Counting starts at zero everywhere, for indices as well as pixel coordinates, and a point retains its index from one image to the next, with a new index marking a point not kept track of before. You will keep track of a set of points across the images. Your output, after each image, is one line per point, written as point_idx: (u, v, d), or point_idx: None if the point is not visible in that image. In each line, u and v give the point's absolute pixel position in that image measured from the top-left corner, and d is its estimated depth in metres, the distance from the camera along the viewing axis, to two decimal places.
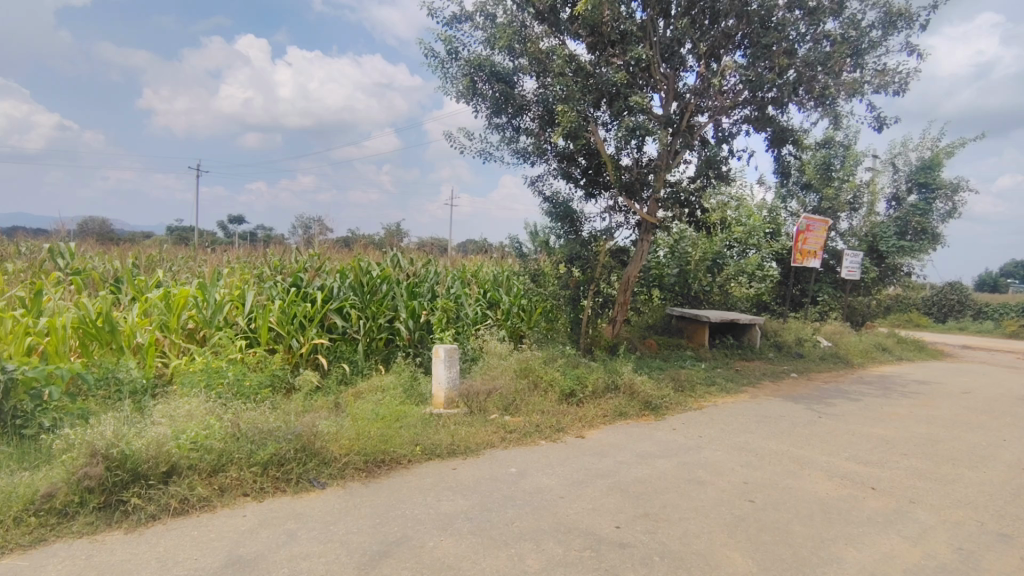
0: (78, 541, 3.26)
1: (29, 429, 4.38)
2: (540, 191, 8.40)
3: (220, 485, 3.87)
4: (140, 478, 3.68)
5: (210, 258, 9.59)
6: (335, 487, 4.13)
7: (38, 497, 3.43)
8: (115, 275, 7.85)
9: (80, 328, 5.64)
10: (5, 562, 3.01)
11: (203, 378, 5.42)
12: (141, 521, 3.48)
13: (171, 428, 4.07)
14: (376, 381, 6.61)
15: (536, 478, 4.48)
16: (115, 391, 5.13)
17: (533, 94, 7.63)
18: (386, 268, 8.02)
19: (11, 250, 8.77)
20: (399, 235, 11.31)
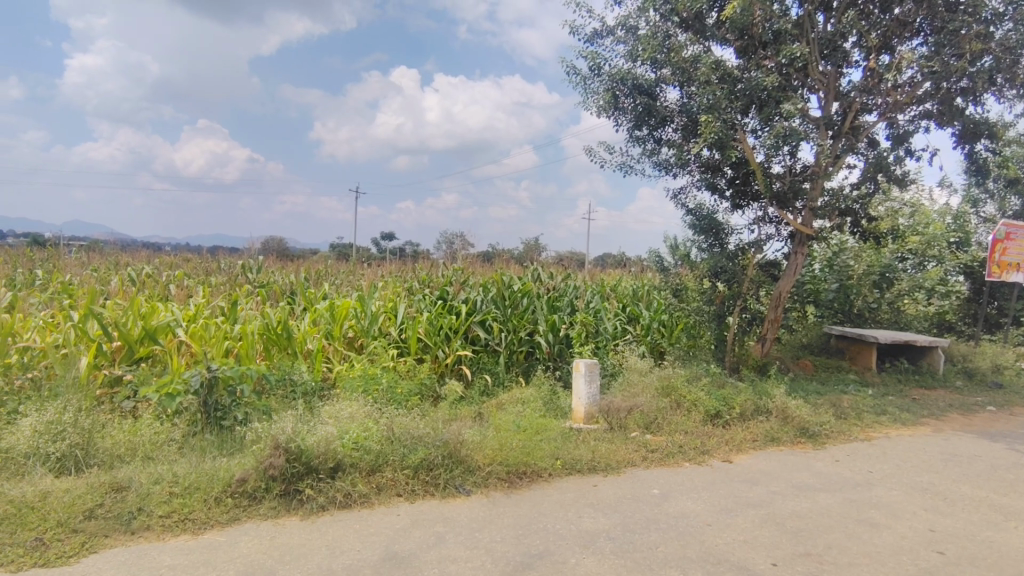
0: (263, 523, 3.70)
1: (227, 421, 5.07)
2: (682, 203, 8.09)
3: (378, 483, 4.19)
4: (313, 471, 4.09)
5: (367, 272, 10.48)
6: (480, 495, 4.28)
7: (234, 480, 3.95)
8: (291, 289, 8.87)
9: (264, 334, 6.42)
10: (209, 536, 3.50)
11: (362, 384, 5.91)
12: (314, 510, 3.88)
13: (337, 428, 4.48)
14: (517, 393, 6.77)
15: (680, 501, 4.28)
16: (290, 391, 5.76)
17: (676, 104, 7.40)
18: (528, 283, 8.25)
19: (212, 265, 10.26)
20: (537, 249, 11.52)
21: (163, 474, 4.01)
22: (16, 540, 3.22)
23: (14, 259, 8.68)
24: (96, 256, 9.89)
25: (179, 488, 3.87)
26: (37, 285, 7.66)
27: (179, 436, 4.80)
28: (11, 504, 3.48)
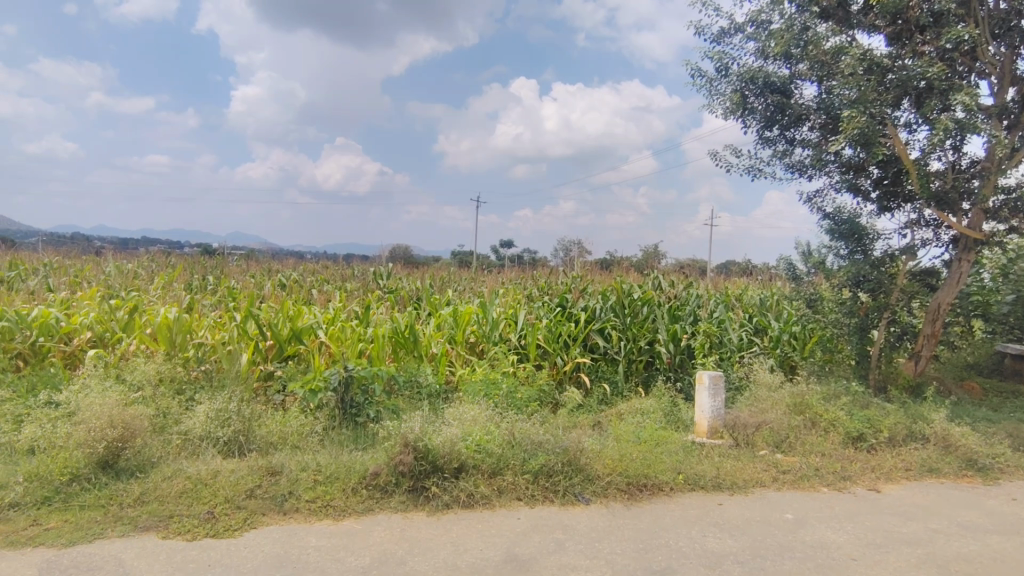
0: (394, 515, 3.94)
1: (361, 418, 5.47)
2: (819, 206, 7.49)
3: (499, 486, 4.29)
4: (438, 470, 4.28)
5: (487, 279, 10.80)
6: (599, 504, 4.24)
7: (368, 473, 4.24)
8: (417, 295, 9.36)
9: (393, 337, 6.83)
10: (347, 523, 3.79)
11: (483, 389, 6.08)
12: (439, 507, 4.06)
13: (461, 430, 4.65)
14: (636, 403, 6.62)
15: (818, 530, 3.95)
16: (416, 393, 6.04)
17: (813, 101, 6.89)
18: (648, 291, 8.06)
19: (348, 272, 11.10)
20: (656, 257, 11.22)
21: (309, 463, 4.41)
22: (192, 512, 3.69)
23: (189, 266, 9.95)
24: (253, 263, 11.10)
25: (321, 476, 4.23)
26: (207, 289, 8.74)
27: (321, 429, 5.24)
28: (189, 480, 4.00)
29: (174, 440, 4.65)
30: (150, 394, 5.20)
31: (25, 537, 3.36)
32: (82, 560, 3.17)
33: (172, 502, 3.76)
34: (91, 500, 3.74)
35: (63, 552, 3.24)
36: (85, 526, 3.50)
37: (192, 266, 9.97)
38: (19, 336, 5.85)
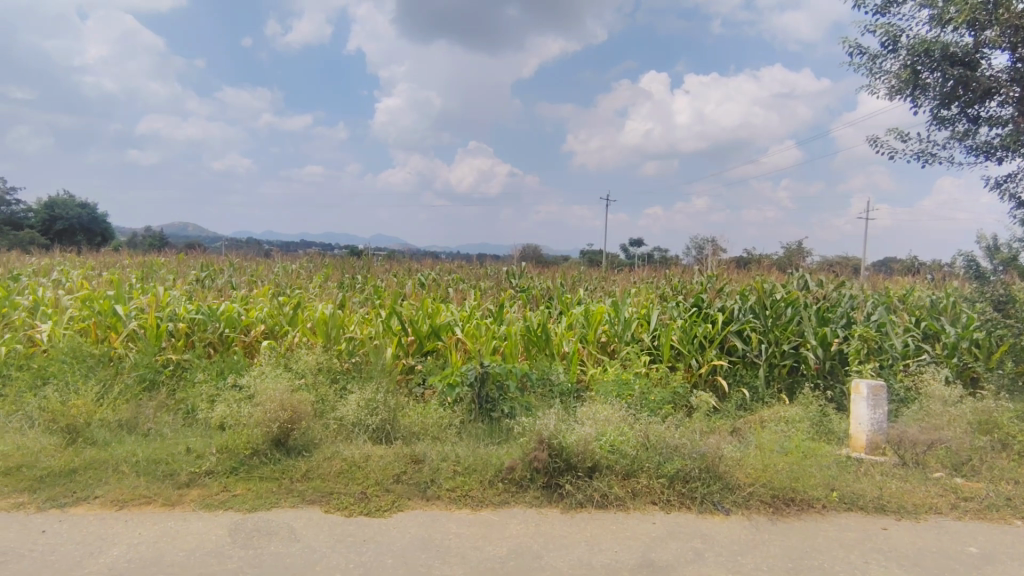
0: (529, 509, 4.02)
1: (495, 412, 5.64)
2: (1012, 193, 6.44)
3: (633, 489, 4.21)
4: (572, 468, 4.30)
5: (617, 279, 10.64)
6: (741, 516, 3.99)
7: (505, 467, 4.37)
8: (548, 293, 9.45)
9: (526, 336, 6.96)
10: (485, 513, 3.94)
11: (615, 389, 5.99)
12: (573, 505, 4.07)
13: (595, 429, 4.62)
14: (781, 410, 6.14)
15: (1010, 569, 3.41)
16: (548, 390, 6.08)
17: (1005, 71, 5.96)
18: (794, 291, 7.49)
19: (482, 271, 11.49)
20: (802, 254, 10.34)
21: (449, 454, 4.64)
22: (348, 490, 4.05)
23: (341, 266, 10.87)
24: (395, 263, 11.88)
25: (461, 467, 4.43)
26: (357, 287, 9.51)
27: (458, 422, 5.50)
28: (345, 461, 4.39)
29: (332, 424, 5.10)
30: (312, 382, 5.76)
31: (218, 501, 3.89)
32: (262, 524, 3.61)
33: (333, 480, 4.15)
34: (268, 472, 4.24)
35: (247, 517, 3.70)
36: (263, 495, 3.97)
37: (344, 266, 10.89)
38: (210, 326, 6.67)
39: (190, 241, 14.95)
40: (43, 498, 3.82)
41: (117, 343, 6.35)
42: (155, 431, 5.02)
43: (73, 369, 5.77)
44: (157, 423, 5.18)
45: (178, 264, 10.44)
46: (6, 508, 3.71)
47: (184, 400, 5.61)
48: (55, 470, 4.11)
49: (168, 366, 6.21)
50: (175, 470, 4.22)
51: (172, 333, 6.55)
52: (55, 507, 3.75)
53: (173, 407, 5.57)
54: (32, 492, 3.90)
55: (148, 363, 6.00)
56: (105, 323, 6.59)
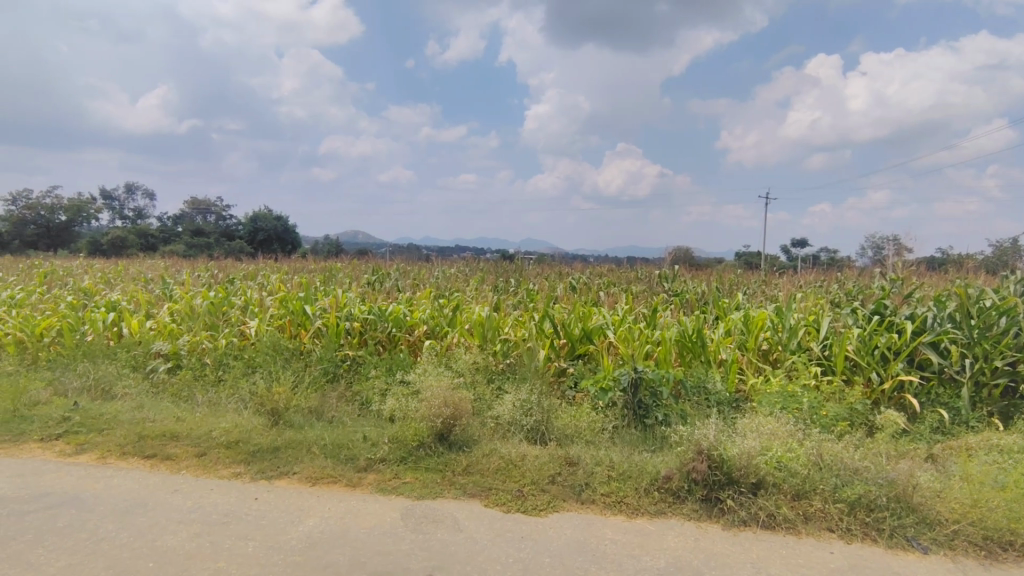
0: (688, 522, 3.86)
1: (649, 419, 5.50)
2: None
3: (805, 511, 3.85)
4: (734, 483, 4.06)
5: (780, 282, 9.82)
6: (943, 557, 3.47)
7: (661, 476, 4.24)
8: (704, 298, 9.01)
9: (680, 341, 6.69)
10: (640, 521, 3.85)
11: (780, 401, 5.53)
12: (735, 523, 3.83)
13: (760, 443, 4.31)
14: (993, 437, 5.23)
15: None
16: (704, 399, 5.77)
17: None
18: (1009, 298, 6.36)
19: (632, 275, 11.29)
20: (1019, 253, 8.75)
21: (603, 458, 4.61)
22: (506, 487, 4.20)
23: (495, 269, 11.32)
24: (545, 266, 12.11)
25: (615, 472, 4.39)
26: (511, 290, 9.85)
27: (611, 426, 5.43)
28: (503, 459, 4.56)
29: (489, 423, 5.32)
30: (471, 381, 6.06)
31: (391, 487, 4.26)
32: (429, 512, 3.88)
33: (492, 476, 4.34)
34: (433, 464, 4.55)
35: (417, 503, 4.01)
36: (429, 485, 4.27)
37: (497, 269, 11.33)
38: (380, 325, 7.30)
39: (362, 248, 16.54)
40: (254, 470, 4.47)
41: (306, 339, 7.21)
42: (337, 419, 5.62)
43: (274, 360, 6.67)
44: (339, 411, 5.80)
45: (354, 268, 11.60)
46: (228, 476, 4.40)
47: (361, 392, 6.23)
48: (263, 447, 4.78)
49: (347, 360, 6.93)
50: (355, 455, 4.69)
51: (349, 331, 7.26)
52: (264, 478, 4.37)
53: (352, 398, 6.20)
54: (246, 464, 4.57)
55: (331, 358, 6.74)
56: (297, 321, 7.51)
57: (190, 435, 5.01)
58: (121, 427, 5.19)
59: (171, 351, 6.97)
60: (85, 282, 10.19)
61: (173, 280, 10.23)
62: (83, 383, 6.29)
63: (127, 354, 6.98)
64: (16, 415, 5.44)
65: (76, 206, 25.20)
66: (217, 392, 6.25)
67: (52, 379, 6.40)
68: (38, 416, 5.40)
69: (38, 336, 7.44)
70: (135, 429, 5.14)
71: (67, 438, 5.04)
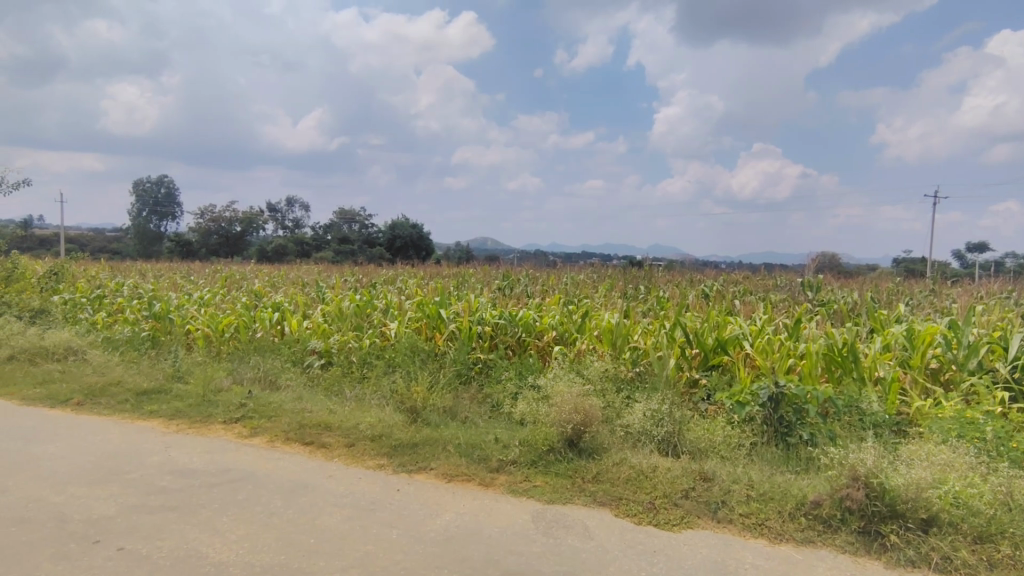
0: (841, 555, 3.51)
1: (793, 438, 5.08)
2: None
3: (989, 557, 3.35)
4: (898, 517, 3.65)
5: (953, 293, 8.63)
6: None
7: (808, 501, 3.91)
8: (858, 309, 8.19)
9: (828, 355, 6.12)
10: (786, 549, 3.57)
11: (955, 427, 4.86)
12: (901, 562, 3.42)
13: (931, 473, 3.82)
14: None
15: None
16: (858, 420, 5.20)
17: None
18: None
19: (771, 282, 10.56)
20: None
21: (742, 476, 4.35)
22: (637, 498, 4.11)
23: (623, 276, 11.15)
24: (675, 273, 11.69)
25: (755, 492, 4.12)
26: (640, 297, 9.63)
27: (749, 443, 5.10)
28: (633, 469, 4.47)
29: (619, 431, 5.23)
30: (600, 388, 6.00)
31: (522, 489, 4.35)
32: (560, 517, 3.91)
33: (622, 486, 4.27)
34: (563, 469, 4.57)
35: (547, 507, 4.05)
36: (559, 490, 4.29)
37: (625, 276, 11.15)
38: (510, 330, 7.49)
39: (492, 255, 17.07)
40: (396, 464, 4.78)
41: (441, 342, 7.57)
42: (470, 420, 5.85)
43: (412, 360, 7.09)
44: (472, 412, 6.04)
45: (485, 275, 12.01)
46: (374, 467, 4.75)
47: (492, 395, 6.44)
48: (404, 442, 5.10)
49: (478, 363, 7.20)
50: (487, 455, 4.85)
51: (481, 335, 7.52)
52: (405, 472, 4.66)
53: (483, 400, 6.41)
54: (390, 457, 4.91)
55: (464, 360, 7.04)
56: (432, 324, 7.91)
57: (341, 426, 5.47)
58: (285, 415, 5.81)
59: (324, 349, 7.67)
60: (255, 285, 11.55)
61: (326, 284, 11.27)
62: (255, 374, 7.13)
63: (289, 350, 7.80)
64: (204, 399, 6.31)
65: (249, 218, 28.69)
66: (363, 388, 6.77)
67: (230, 370, 7.32)
68: (221, 402, 6.21)
69: (220, 332, 8.56)
70: (297, 418, 5.72)
71: (243, 422, 5.74)
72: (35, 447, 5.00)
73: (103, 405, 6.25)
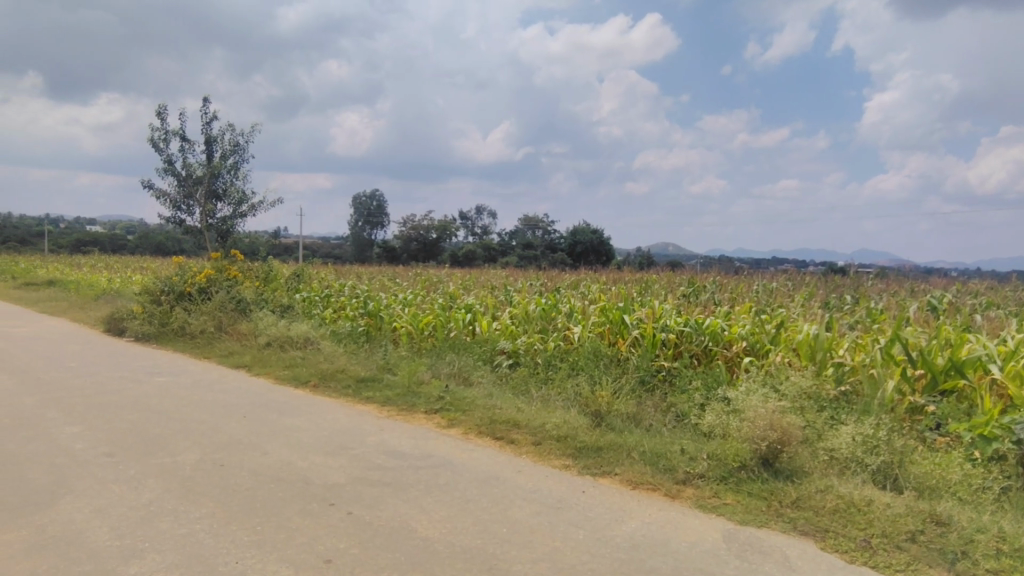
0: None
1: None
2: None
3: None
4: None
5: None
6: None
7: None
8: None
9: None
10: None
11: None
12: None
13: None
14: None
15: None
16: None
17: None
18: None
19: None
20: None
21: (990, 526, 3.68)
22: (848, 533, 3.69)
23: (825, 284, 10.07)
24: (892, 282, 10.23)
25: (1008, 547, 3.47)
26: (848, 307, 8.61)
27: (997, 486, 4.30)
28: (842, 499, 4.02)
29: (822, 454, 4.74)
30: (799, 406, 5.49)
31: (711, 505, 4.17)
32: (755, 540, 3.67)
33: (828, 517, 3.87)
34: (757, 490, 4.28)
35: (740, 528, 3.83)
36: (753, 511, 4.03)
37: (827, 284, 10.04)
38: (696, 339, 7.18)
39: (673, 260, 16.54)
40: (581, 466, 4.88)
41: (623, 348, 7.53)
42: (654, 428, 5.74)
43: (595, 366, 7.18)
44: (655, 420, 5.93)
45: (668, 281, 11.68)
46: (560, 466, 4.92)
47: (676, 405, 6.25)
48: (589, 445, 5.19)
49: (661, 371, 7.03)
50: (673, 466, 4.72)
51: (665, 342, 7.33)
52: (590, 474, 4.75)
53: (668, 409, 6.25)
54: (575, 458, 5.04)
55: (646, 367, 6.94)
56: (615, 330, 7.89)
57: (529, 424, 5.74)
58: (478, 410, 6.26)
59: (512, 350, 8.12)
60: (451, 287, 12.57)
61: (513, 288, 11.88)
62: (451, 370, 7.78)
63: (480, 349, 8.38)
64: (410, 390, 7.06)
65: (444, 226, 31.48)
66: (548, 389, 7.02)
67: (430, 365, 8.09)
68: (423, 393, 6.90)
69: (422, 329, 9.51)
70: (488, 413, 6.13)
71: (442, 413, 6.32)
72: (285, 419, 6.04)
73: (332, 389, 7.33)
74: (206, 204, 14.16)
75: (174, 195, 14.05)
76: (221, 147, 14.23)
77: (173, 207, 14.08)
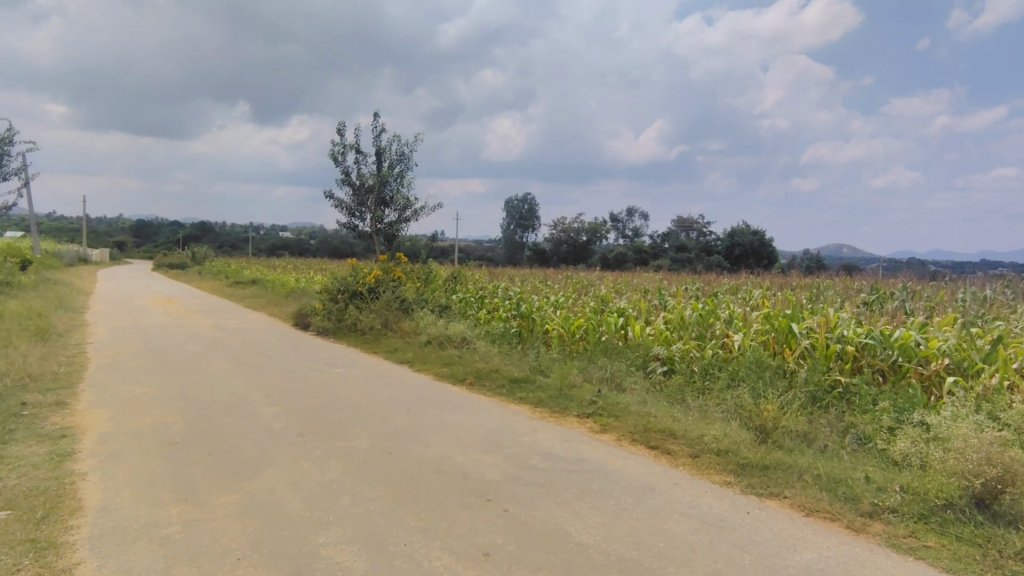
0: None
1: None
2: None
3: None
4: None
5: None
6: None
7: None
8: None
9: None
10: None
11: None
12: None
13: None
14: None
15: None
16: None
17: None
18: None
19: None
20: None
21: None
22: None
23: None
24: None
25: None
26: None
27: None
28: None
29: None
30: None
31: (907, 546, 3.60)
32: None
33: None
34: (968, 534, 3.62)
35: None
36: (963, 559, 3.41)
37: None
38: (881, 352, 6.31)
39: (851, 263, 14.84)
40: (746, 484, 4.51)
41: (793, 359, 6.86)
42: (831, 450, 5.13)
43: (759, 376, 6.63)
44: (833, 441, 5.30)
45: (846, 287, 10.48)
46: (721, 483, 4.58)
47: (857, 426, 5.54)
48: (753, 462, 4.77)
49: (838, 387, 6.28)
50: (857, 495, 4.17)
51: (842, 355, 6.55)
52: (755, 495, 4.37)
53: (848, 429, 5.56)
54: (738, 476, 4.67)
55: (820, 381, 6.25)
56: (782, 339, 7.22)
57: (686, 435, 5.43)
58: (631, 416, 6.08)
59: (667, 356, 7.79)
60: (602, 291, 12.43)
61: (667, 292, 11.44)
62: (603, 374, 7.67)
63: (632, 354, 8.15)
64: (562, 393, 7.07)
65: (593, 227, 31.55)
66: (706, 400, 6.62)
67: (582, 368, 8.04)
68: (575, 396, 6.86)
69: (573, 332, 9.51)
70: (643, 420, 5.92)
71: (594, 418, 6.24)
72: (445, 414, 6.36)
73: (487, 388, 7.59)
74: (376, 211, 15.52)
75: (351, 204, 15.58)
76: (388, 158, 15.50)
77: (350, 214, 15.63)
